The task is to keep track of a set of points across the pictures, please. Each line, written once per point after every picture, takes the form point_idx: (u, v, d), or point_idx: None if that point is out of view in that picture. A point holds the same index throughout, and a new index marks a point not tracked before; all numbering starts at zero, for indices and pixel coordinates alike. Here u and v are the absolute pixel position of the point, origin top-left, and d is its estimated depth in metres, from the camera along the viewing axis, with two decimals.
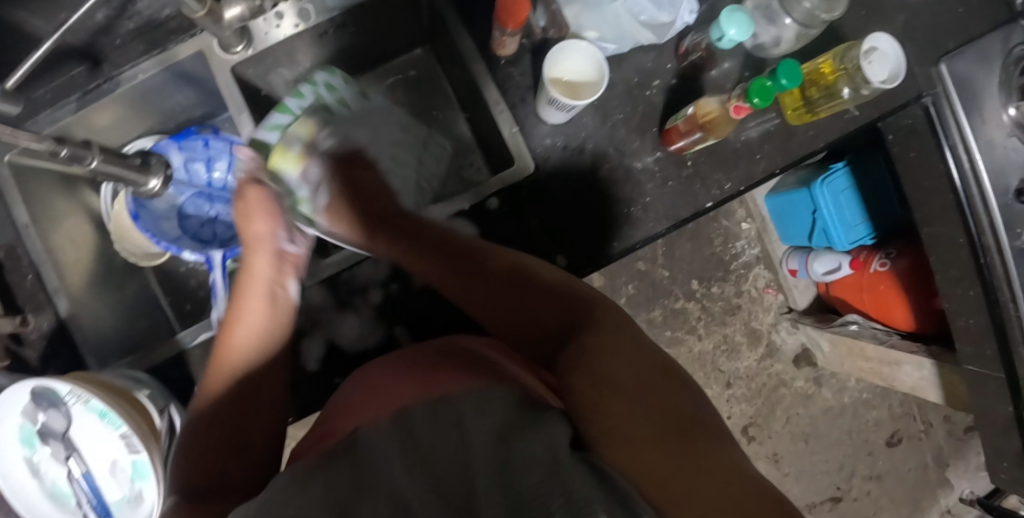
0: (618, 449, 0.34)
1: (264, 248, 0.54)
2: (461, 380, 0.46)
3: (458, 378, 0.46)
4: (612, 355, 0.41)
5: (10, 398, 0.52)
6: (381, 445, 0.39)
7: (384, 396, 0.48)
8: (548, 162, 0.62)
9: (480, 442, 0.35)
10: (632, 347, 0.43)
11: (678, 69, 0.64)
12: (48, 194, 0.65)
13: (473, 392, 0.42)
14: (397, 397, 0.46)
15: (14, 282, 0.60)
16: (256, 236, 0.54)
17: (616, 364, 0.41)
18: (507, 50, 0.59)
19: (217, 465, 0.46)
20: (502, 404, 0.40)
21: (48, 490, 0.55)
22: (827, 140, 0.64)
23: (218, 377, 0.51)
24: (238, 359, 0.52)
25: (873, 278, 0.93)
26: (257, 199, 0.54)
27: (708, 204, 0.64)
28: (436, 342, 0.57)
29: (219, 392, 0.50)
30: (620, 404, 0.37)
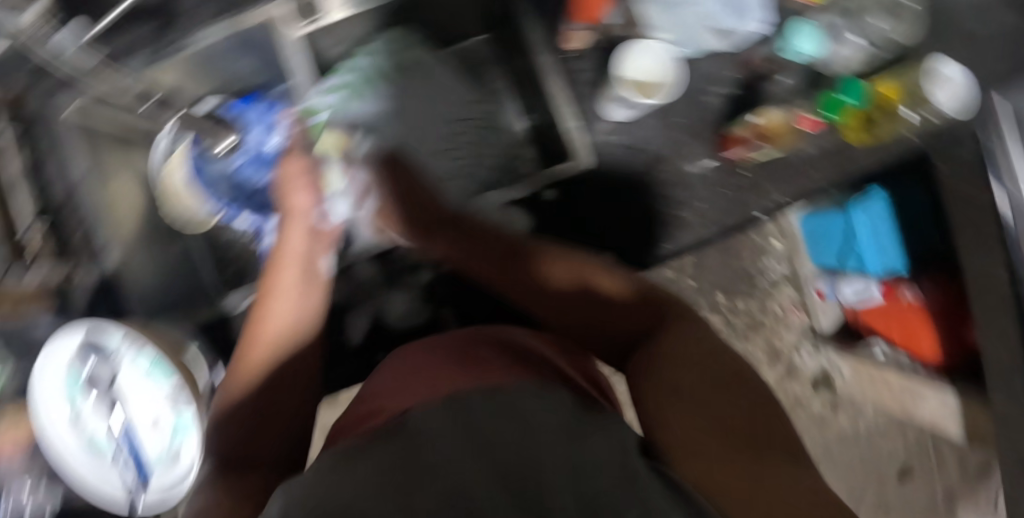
0: (687, 458, 0.35)
1: (302, 220, 0.53)
2: (510, 372, 0.44)
3: (507, 368, 0.46)
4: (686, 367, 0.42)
5: (62, 342, 0.53)
6: (430, 422, 0.37)
7: (432, 379, 0.47)
8: (609, 158, 0.63)
9: (545, 432, 0.35)
10: (705, 359, 0.43)
11: (742, 78, 0.63)
12: (107, 147, 0.66)
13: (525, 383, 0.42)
14: (445, 381, 0.45)
15: (69, 230, 0.63)
16: (295, 208, 0.53)
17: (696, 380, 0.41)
18: (575, 44, 0.61)
19: (250, 439, 0.43)
20: (557, 399, 0.40)
21: (83, 444, 0.53)
22: (883, 161, 0.61)
23: (259, 353, 0.47)
24: (274, 336, 0.48)
25: (905, 306, 0.93)
26: (296, 171, 0.54)
27: (759, 214, 0.63)
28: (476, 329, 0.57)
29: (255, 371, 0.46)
30: (689, 419, 0.38)
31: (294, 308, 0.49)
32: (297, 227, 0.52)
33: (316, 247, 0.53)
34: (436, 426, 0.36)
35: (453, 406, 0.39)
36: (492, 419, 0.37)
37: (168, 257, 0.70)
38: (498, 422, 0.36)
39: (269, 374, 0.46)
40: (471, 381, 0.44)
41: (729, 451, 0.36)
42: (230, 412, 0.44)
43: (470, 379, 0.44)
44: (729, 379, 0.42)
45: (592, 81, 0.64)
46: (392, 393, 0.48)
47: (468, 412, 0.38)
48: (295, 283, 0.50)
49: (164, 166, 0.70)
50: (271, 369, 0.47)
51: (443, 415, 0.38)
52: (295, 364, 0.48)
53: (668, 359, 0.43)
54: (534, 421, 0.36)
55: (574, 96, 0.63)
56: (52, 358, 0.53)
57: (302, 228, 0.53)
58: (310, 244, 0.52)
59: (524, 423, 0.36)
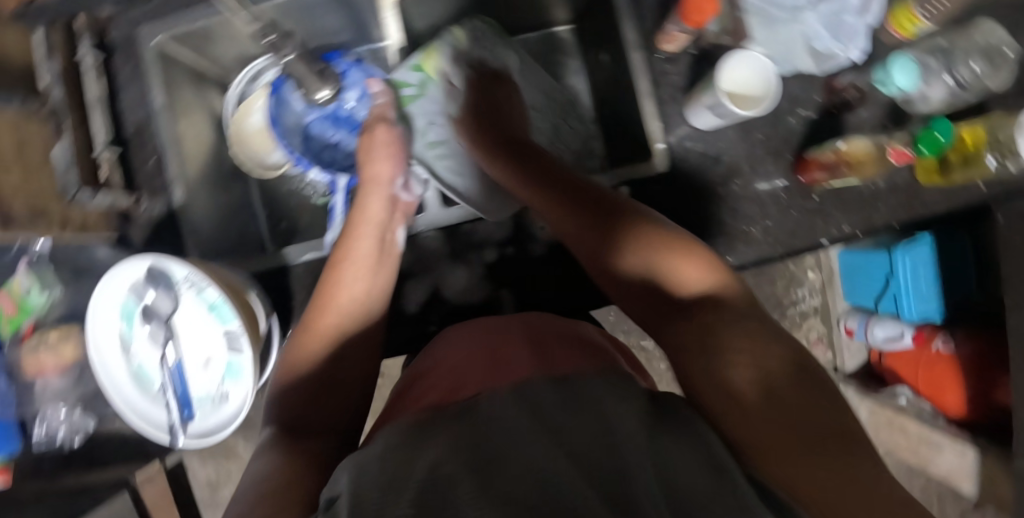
0: (780, 458, 0.32)
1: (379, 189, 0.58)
2: (579, 360, 0.43)
3: (579, 359, 0.44)
4: (748, 342, 0.37)
5: (125, 270, 0.52)
6: (500, 406, 0.36)
7: (495, 360, 0.45)
8: (684, 164, 0.63)
9: (631, 431, 0.32)
10: (774, 337, 0.38)
11: (825, 103, 0.63)
12: (181, 84, 0.65)
13: (603, 375, 0.40)
14: (509, 363, 0.43)
15: (137, 161, 0.61)
16: (374, 176, 0.58)
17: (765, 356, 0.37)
18: (675, 46, 0.59)
19: (312, 401, 0.45)
20: (637, 394, 0.38)
21: (133, 371, 0.54)
22: (953, 206, 0.63)
23: (331, 319, 0.50)
24: (347, 303, 0.50)
25: (933, 356, 0.89)
26: (381, 137, 0.61)
27: (824, 241, 0.63)
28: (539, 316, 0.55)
29: (329, 329, 0.49)
30: (765, 407, 0.33)
31: (361, 280, 0.52)
32: (377, 196, 0.57)
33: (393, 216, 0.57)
34: (507, 412, 0.35)
35: (523, 390, 0.38)
36: (570, 410, 0.35)
37: (227, 202, 0.69)
38: (576, 413, 0.34)
39: (336, 342, 0.49)
40: (540, 368, 0.41)
41: (805, 446, 0.32)
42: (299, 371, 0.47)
43: (536, 363, 0.43)
44: (793, 360, 0.37)
45: (682, 87, 0.63)
46: (446, 364, 0.47)
47: (540, 399, 0.36)
48: (368, 257, 0.53)
49: (236, 110, 0.70)
50: (340, 338, 0.49)
51: (512, 401, 0.36)
52: (362, 335, 0.50)
53: (726, 331, 0.39)
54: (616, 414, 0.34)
55: (659, 98, 0.63)
56: (113, 283, 0.52)
57: (381, 197, 0.57)
58: (388, 213, 0.56)
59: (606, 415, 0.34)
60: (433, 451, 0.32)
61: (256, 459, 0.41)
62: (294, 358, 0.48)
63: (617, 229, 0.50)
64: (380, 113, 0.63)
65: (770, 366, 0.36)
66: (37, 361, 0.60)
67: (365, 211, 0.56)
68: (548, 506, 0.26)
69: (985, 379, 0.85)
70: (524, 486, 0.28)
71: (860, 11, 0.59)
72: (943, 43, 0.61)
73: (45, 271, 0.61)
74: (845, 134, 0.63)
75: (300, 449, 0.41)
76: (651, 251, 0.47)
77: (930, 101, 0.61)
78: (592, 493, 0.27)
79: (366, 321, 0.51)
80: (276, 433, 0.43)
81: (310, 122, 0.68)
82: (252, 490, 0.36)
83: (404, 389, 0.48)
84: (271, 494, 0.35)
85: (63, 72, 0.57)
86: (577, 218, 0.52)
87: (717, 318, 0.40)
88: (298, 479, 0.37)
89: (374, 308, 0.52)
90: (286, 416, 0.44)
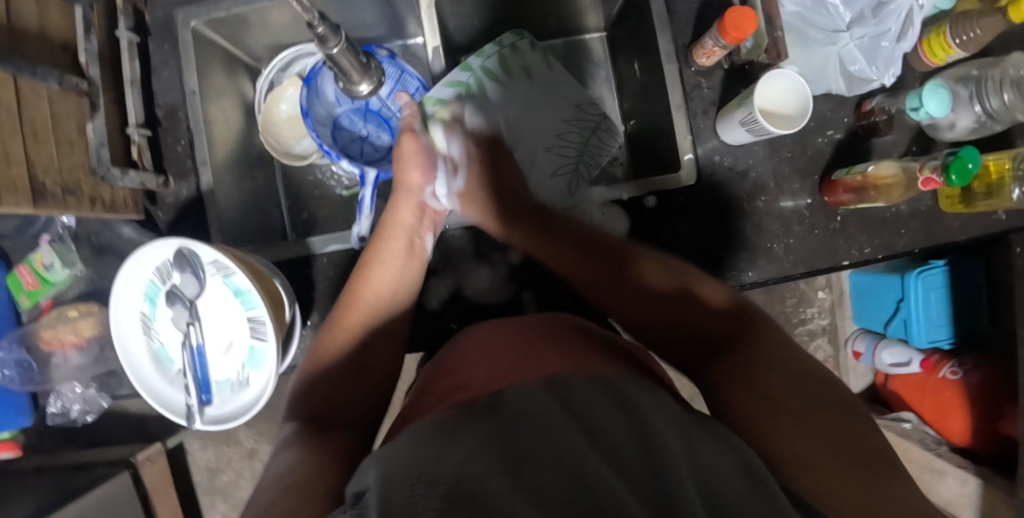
0: (798, 469, 0.30)
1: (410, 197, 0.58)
2: (605, 362, 0.44)
3: (605, 361, 0.44)
4: (772, 370, 0.39)
5: (151, 253, 0.51)
6: (530, 407, 0.36)
7: (519, 359, 0.45)
8: (711, 177, 0.63)
9: (661, 434, 0.31)
10: (796, 368, 0.40)
11: (853, 125, 0.63)
12: (214, 69, 0.65)
13: (631, 382, 0.40)
14: (535, 361, 0.43)
15: (168, 143, 0.61)
16: (407, 184, 0.59)
17: (785, 378, 0.39)
18: (710, 59, 0.60)
19: (340, 395, 0.46)
20: (665, 403, 0.37)
21: (153, 353, 0.54)
22: (970, 234, 0.64)
23: (359, 314, 0.51)
24: (375, 298, 0.52)
25: (940, 383, 0.89)
26: (410, 146, 0.59)
27: (845, 262, 0.64)
28: (545, 316, 0.56)
29: (356, 328, 0.50)
30: (794, 423, 0.34)
31: (391, 279, 0.54)
32: (408, 202, 0.58)
33: (421, 224, 0.58)
34: (538, 413, 0.34)
35: (552, 390, 0.38)
36: (601, 414, 0.34)
37: (252, 188, 0.69)
38: (607, 418, 0.34)
39: (361, 338, 0.50)
40: (568, 366, 0.41)
41: (839, 457, 0.32)
42: (326, 367, 0.48)
43: (562, 362, 0.42)
44: (819, 383, 0.39)
45: (714, 101, 0.64)
46: (469, 363, 0.47)
47: (570, 401, 0.36)
48: (398, 255, 0.55)
49: (266, 98, 0.70)
50: (365, 333, 0.51)
51: (542, 402, 0.36)
52: (384, 329, 0.51)
53: (753, 363, 0.41)
54: (647, 419, 0.33)
55: (690, 111, 0.63)
56: (139, 263, 0.52)
57: (411, 204, 0.58)
58: (417, 220, 0.58)
59: (637, 420, 0.33)
60: (461, 445, 0.31)
61: (280, 453, 0.40)
62: (317, 357, 0.49)
63: (647, 262, 0.53)
64: (409, 124, 0.60)
65: (795, 389, 0.37)
66: (56, 335, 0.60)
67: (394, 219, 0.57)
68: (579, 496, 0.25)
69: (990, 409, 0.85)
70: (557, 480, 0.27)
71: (898, 36, 0.59)
72: (975, 71, 0.60)
73: (68, 248, 0.61)
74: (872, 157, 0.63)
75: (321, 444, 0.40)
76: (676, 289, 0.50)
77: (958, 130, 0.60)
78: (620, 485, 0.26)
79: (390, 317, 0.52)
80: (297, 426, 0.43)
81: (340, 115, 0.69)
82: (277, 484, 0.35)
83: (428, 386, 0.48)
84: (293, 488, 0.34)
85: (100, 50, 0.57)
86: (610, 254, 0.54)
87: (742, 351, 0.42)
88: (319, 473, 0.36)
89: (400, 304, 0.53)
90: (312, 411, 0.44)
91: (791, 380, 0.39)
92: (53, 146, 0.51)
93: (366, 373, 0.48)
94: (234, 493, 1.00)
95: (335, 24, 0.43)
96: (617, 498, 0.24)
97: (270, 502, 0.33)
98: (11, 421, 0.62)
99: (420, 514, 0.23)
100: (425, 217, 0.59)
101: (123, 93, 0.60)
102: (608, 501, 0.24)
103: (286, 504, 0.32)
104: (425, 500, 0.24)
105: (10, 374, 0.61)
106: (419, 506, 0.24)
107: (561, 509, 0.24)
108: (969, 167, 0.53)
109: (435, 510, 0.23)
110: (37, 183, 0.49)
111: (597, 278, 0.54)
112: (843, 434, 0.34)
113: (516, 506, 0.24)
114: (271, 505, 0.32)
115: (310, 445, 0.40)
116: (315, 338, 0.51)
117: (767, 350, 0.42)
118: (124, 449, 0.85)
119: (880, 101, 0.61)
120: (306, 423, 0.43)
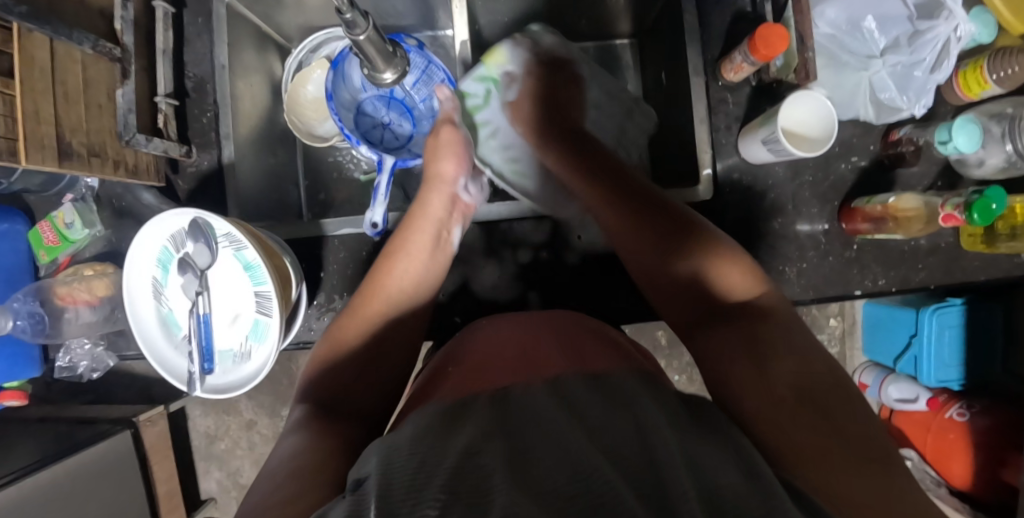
0: (804, 466, 0.30)
1: (441, 187, 0.59)
2: (618, 362, 0.43)
3: (613, 361, 0.43)
4: (792, 360, 0.37)
5: (167, 220, 0.52)
6: (535, 404, 0.36)
7: (531, 355, 0.45)
8: (727, 194, 0.63)
9: (661, 430, 0.31)
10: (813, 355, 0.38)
11: (879, 153, 0.62)
12: (245, 44, 0.66)
13: (632, 378, 0.40)
14: (542, 359, 0.43)
15: (194, 115, 0.63)
16: (439, 174, 0.59)
17: (787, 363, 0.37)
18: (739, 75, 0.59)
19: (350, 382, 0.46)
20: (668, 399, 0.37)
21: (161, 317, 0.55)
22: (989, 274, 0.62)
23: (377, 305, 0.51)
24: (394, 290, 0.52)
25: (944, 425, 0.85)
26: (450, 140, 0.61)
27: (857, 291, 0.63)
28: (562, 313, 0.56)
29: (377, 315, 0.51)
30: (798, 417, 0.33)
31: (412, 270, 0.54)
32: (440, 193, 0.58)
33: (451, 217, 0.58)
34: (545, 411, 0.34)
35: (558, 387, 0.38)
36: (601, 411, 0.34)
37: (272, 165, 0.70)
38: (607, 415, 0.34)
39: (378, 327, 0.50)
40: (571, 367, 0.41)
41: (843, 458, 0.31)
42: (342, 352, 0.48)
43: (569, 362, 0.42)
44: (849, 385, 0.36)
45: (738, 117, 0.63)
46: (485, 354, 0.47)
47: (572, 397, 0.36)
48: (423, 248, 0.55)
49: (293, 79, 0.70)
50: (385, 323, 0.51)
51: (547, 400, 0.36)
52: (400, 325, 0.51)
53: (769, 339, 0.40)
54: (649, 416, 0.33)
55: (713, 125, 0.63)
56: (153, 230, 0.53)
57: (444, 195, 0.58)
58: (446, 213, 0.58)
59: (640, 417, 0.33)
60: (463, 436, 0.32)
61: (288, 436, 0.41)
62: (332, 346, 0.49)
63: (683, 248, 0.50)
64: (448, 115, 0.62)
65: (807, 382, 0.36)
66: (72, 292, 0.61)
67: (425, 210, 0.57)
68: (581, 490, 0.25)
69: (995, 455, 0.81)
70: (561, 476, 0.26)
71: (931, 67, 0.58)
72: (1009, 109, 0.59)
73: (90, 208, 0.63)
74: (895, 188, 0.62)
75: (326, 431, 0.40)
76: (706, 258, 0.48)
77: (987, 168, 0.59)
78: (618, 477, 0.26)
79: (411, 307, 0.53)
80: (309, 411, 0.43)
81: (364, 100, 0.69)
82: (282, 467, 0.36)
83: (436, 375, 0.48)
84: (296, 474, 0.34)
85: (135, 17, 0.58)
86: (646, 231, 0.52)
87: (766, 325, 0.41)
88: (323, 460, 0.36)
89: (421, 298, 0.54)
90: (322, 399, 0.45)
91: (793, 364, 0.37)
92: (83, 108, 0.53)
93: (380, 365, 0.48)
94: (230, 462, 1.02)
95: (364, 11, 0.43)
96: (615, 490, 0.24)
97: (272, 487, 0.33)
98: (21, 371, 0.65)
99: (421, 505, 0.24)
100: (455, 211, 0.59)
101: (154, 60, 0.61)
102: (602, 490, 0.25)
103: (288, 490, 0.32)
104: (428, 491, 0.25)
105: (22, 324, 0.62)
106: (419, 500, 0.24)
107: (558, 502, 0.24)
108: (992, 207, 0.51)
109: (437, 501, 0.24)
110: (64, 143, 0.50)
111: (632, 258, 0.53)
112: (850, 432, 0.33)
113: (517, 500, 0.24)
114: (272, 492, 0.33)
115: (318, 429, 0.41)
116: (332, 323, 0.51)
117: (796, 342, 0.39)
118: (127, 409, 0.87)
119: (909, 131, 0.60)
120: (319, 407, 0.44)
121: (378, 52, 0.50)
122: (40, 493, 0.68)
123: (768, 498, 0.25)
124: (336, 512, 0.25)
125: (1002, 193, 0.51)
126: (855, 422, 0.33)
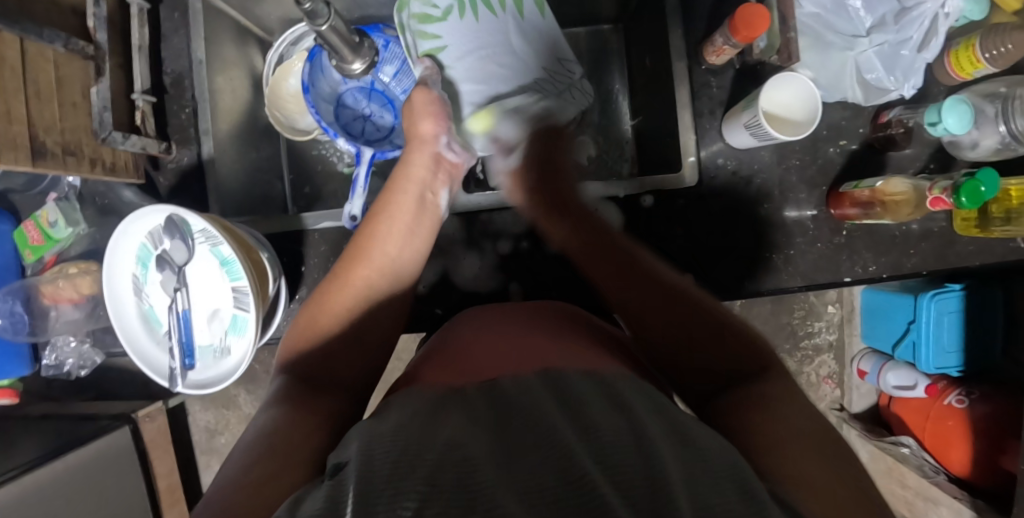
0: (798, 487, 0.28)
1: (424, 148, 0.55)
2: (603, 357, 0.42)
3: (609, 360, 0.42)
4: (805, 417, 0.34)
5: (144, 216, 0.52)
6: (526, 394, 0.35)
7: (523, 351, 0.42)
8: (712, 182, 0.62)
9: (646, 424, 0.30)
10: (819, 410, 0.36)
11: (869, 137, 0.61)
12: (223, 38, 0.65)
13: (629, 379, 0.38)
14: (531, 349, 0.42)
15: (173, 110, 0.63)
16: (421, 135, 0.55)
17: (795, 413, 0.34)
18: (722, 58, 0.58)
19: (337, 357, 0.44)
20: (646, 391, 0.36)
21: (142, 314, 0.56)
22: (984, 259, 0.60)
23: (363, 270, 0.48)
24: (374, 265, 0.49)
25: (943, 411, 0.82)
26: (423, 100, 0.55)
27: (847, 278, 0.61)
28: (554, 303, 0.56)
29: (362, 287, 0.48)
30: (802, 450, 0.31)
31: (395, 248, 0.50)
32: (421, 152, 0.55)
33: (437, 177, 0.56)
34: (534, 399, 0.34)
35: (550, 378, 0.37)
36: (581, 400, 0.33)
37: (256, 160, 0.69)
38: (593, 405, 0.33)
39: (364, 300, 0.47)
40: (568, 359, 0.40)
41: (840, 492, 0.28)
42: (326, 316, 0.46)
43: (563, 354, 0.41)
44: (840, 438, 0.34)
45: (723, 101, 0.62)
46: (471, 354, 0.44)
47: (564, 387, 0.36)
48: (408, 209, 0.52)
49: (274, 72, 0.69)
50: (370, 295, 0.48)
51: (540, 393, 0.35)
52: (389, 296, 0.49)
53: (783, 396, 0.36)
54: (635, 409, 0.32)
55: (697, 110, 0.61)
56: (130, 227, 0.53)
57: (427, 155, 0.55)
58: (431, 173, 0.55)
59: (625, 412, 0.32)
60: (449, 427, 0.31)
61: (268, 408, 0.40)
62: (310, 320, 0.46)
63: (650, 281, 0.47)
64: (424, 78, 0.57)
65: (807, 423, 0.34)
66: (56, 291, 0.63)
67: (408, 173, 0.54)
68: (554, 490, 0.24)
69: (994, 442, 0.77)
70: (542, 472, 0.26)
71: (919, 45, 0.56)
72: (1003, 88, 0.56)
73: (73, 207, 0.64)
74: (885, 171, 0.61)
75: (310, 406, 0.40)
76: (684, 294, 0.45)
77: (981, 149, 0.57)
78: (596, 468, 0.25)
79: (397, 277, 0.50)
80: (288, 382, 0.43)
81: (345, 92, 0.68)
82: (258, 444, 0.35)
83: (418, 364, 0.47)
84: (272, 451, 0.34)
85: (108, 14, 0.58)
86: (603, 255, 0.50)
87: (764, 384, 0.38)
88: (298, 440, 0.36)
89: (406, 269, 0.51)
90: (302, 371, 0.43)
91: (799, 416, 0.34)
92: (56, 106, 0.52)
93: (365, 334, 0.47)
94: None
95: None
96: (594, 487, 0.24)
97: (248, 462, 0.33)
98: (11, 370, 0.65)
99: (402, 496, 0.23)
100: (441, 170, 0.56)
101: (130, 57, 0.61)
102: (580, 478, 0.24)
103: (264, 469, 0.32)
104: (408, 482, 0.24)
105: (4, 323, 0.63)
106: (401, 490, 0.24)
107: (541, 502, 0.24)
108: (981, 190, 0.49)
109: (415, 493, 0.23)
110: (37, 141, 0.50)
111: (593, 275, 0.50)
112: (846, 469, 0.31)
113: (504, 500, 0.23)
114: (246, 469, 0.32)
115: (298, 406, 0.40)
116: (311, 291, 0.48)
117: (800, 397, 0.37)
118: (125, 405, 0.86)
119: (900, 113, 0.58)
120: (300, 379, 0.43)
121: (344, 41, 0.49)
122: (38, 491, 0.68)
123: (745, 496, 0.24)
124: (314, 501, 0.24)
125: (992, 176, 0.50)
126: (845, 457, 0.31)
